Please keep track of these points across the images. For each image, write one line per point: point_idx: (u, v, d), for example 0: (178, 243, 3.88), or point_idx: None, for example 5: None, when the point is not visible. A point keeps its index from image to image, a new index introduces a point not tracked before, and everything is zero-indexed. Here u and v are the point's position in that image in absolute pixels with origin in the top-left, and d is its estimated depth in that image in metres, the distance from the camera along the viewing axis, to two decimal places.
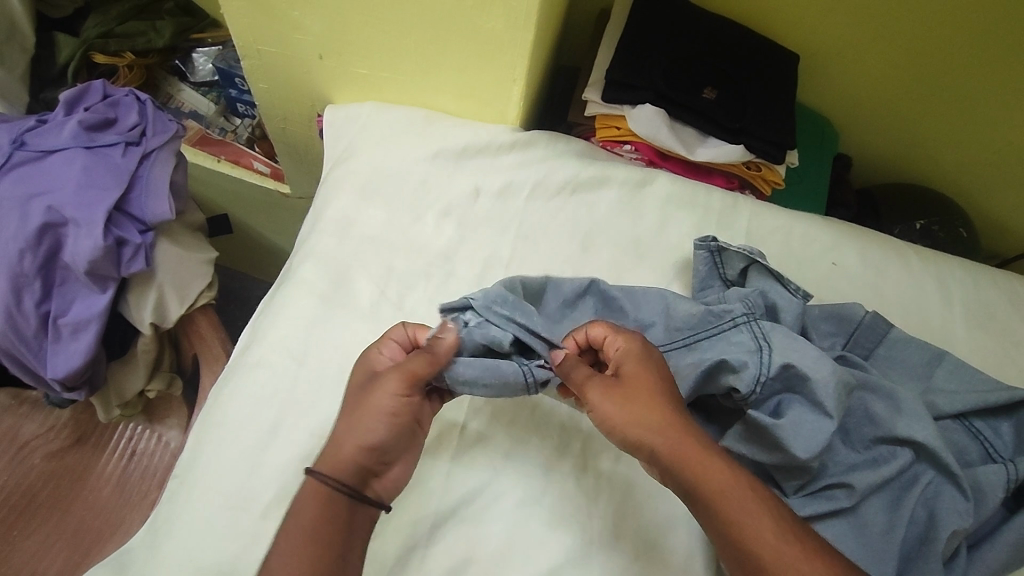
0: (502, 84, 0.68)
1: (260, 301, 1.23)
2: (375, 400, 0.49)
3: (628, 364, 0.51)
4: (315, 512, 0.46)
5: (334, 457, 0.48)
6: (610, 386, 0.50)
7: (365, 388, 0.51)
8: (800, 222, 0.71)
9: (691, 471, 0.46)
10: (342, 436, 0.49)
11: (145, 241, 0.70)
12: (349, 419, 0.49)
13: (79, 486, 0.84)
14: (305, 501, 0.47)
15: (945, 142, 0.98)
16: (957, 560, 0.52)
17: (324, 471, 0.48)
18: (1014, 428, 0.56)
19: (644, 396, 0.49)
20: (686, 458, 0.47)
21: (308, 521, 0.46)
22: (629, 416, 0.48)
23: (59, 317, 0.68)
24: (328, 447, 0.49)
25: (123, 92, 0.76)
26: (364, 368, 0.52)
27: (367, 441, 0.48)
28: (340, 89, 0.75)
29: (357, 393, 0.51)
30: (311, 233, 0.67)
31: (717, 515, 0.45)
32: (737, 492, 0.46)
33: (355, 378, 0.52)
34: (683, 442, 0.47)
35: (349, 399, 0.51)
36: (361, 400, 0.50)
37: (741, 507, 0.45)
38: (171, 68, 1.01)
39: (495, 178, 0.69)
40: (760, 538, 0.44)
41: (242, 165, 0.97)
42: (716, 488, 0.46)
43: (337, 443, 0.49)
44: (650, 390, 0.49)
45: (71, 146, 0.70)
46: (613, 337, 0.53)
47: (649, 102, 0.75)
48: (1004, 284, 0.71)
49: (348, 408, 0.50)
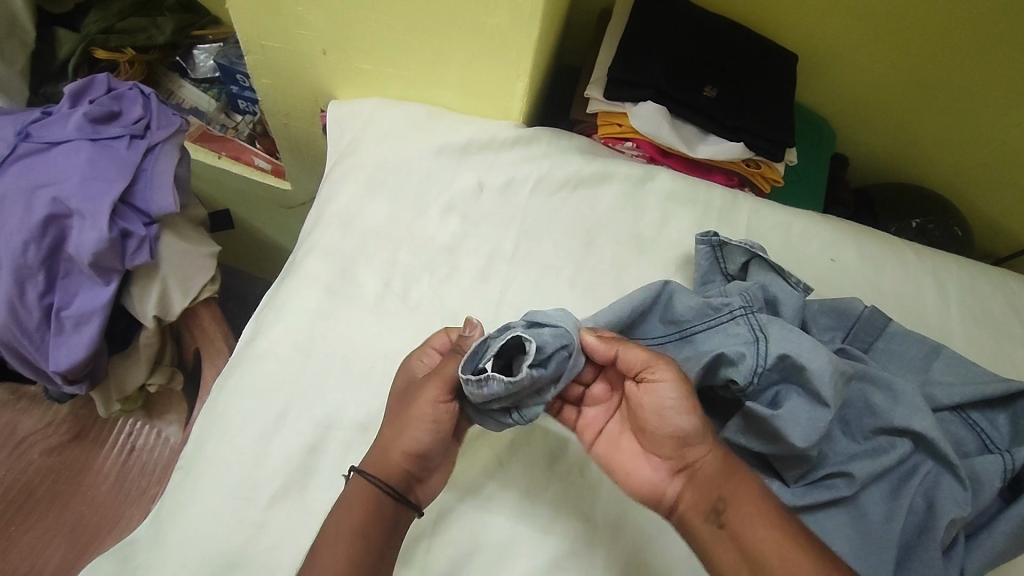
0: (506, 80, 0.68)
1: (259, 298, 1.23)
2: (416, 406, 0.51)
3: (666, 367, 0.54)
4: (354, 506, 0.49)
5: (377, 458, 0.51)
6: (672, 371, 0.51)
7: (405, 393, 0.53)
8: (799, 218, 0.72)
9: (718, 475, 0.49)
10: (382, 438, 0.51)
11: (150, 233, 0.70)
12: (392, 421, 0.52)
13: (78, 482, 0.84)
14: (348, 496, 0.50)
15: (939, 141, 0.99)
16: (955, 549, 0.53)
17: (367, 469, 0.50)
18: (1010, 420, 0.57)
19: (680, 397, 0.51)
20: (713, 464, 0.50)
21: (350, 517, 0.48)
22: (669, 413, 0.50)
23: (62, 310, 0.68)
24: (371, 450, 0.52)
25: (127, 86, 0.76)
26: (403, 374, 0.54)
27: (412, 442, 0.50)
28: (343, 85, 0.75)
29: (397, 398, 0.53)
30: (316, 227, 0.67)
31: (734, 520, 0.48)
32: (757, 502, 0.48)
33: (399, 382, 0.54)
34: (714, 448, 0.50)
35: (391, 404, 0.53)
36: (403, 405, 0.52)
37: (757, 515, 0.47)
38: (172, 64, 1.01)
39: (499, 174, 0.69)
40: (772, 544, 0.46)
41: (243, 162, 0.97)
42: (738, 495, 0.49)
43: (379, 446, 0.51)
44: (686, 395, 0.52)
45: (75, 138, 0.70)
46: (632, 343, 0.55)
47: (651, 100, 0.75)
48: (998, 281, 0.72)
49: (391, 413, 0.53)
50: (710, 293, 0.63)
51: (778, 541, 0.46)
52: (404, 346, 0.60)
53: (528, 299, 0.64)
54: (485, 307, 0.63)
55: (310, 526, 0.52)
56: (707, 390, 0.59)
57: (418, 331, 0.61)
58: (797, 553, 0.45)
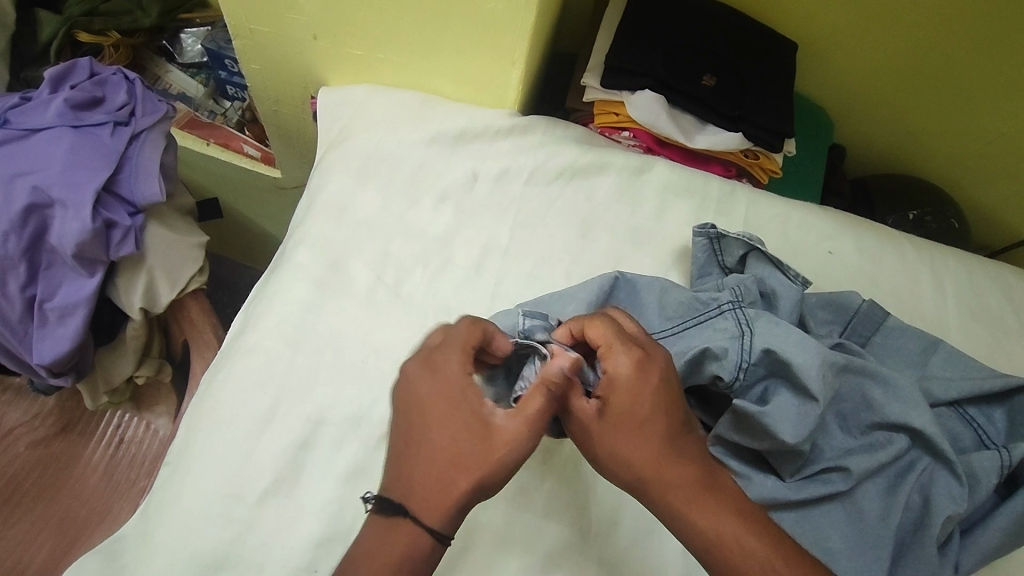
0: (502, 67, 0.67)
1: (249, 288, 1.21)
2: (498, 453, 0.45)
3: (615, 396, 0.47)
4: (398, 559, 0.43)
5: (433, 504, 0.44)
6: (592, 425, 0.47)
7: (472, 427, 0.45)
8: (797, 211, 0.71)
9: (682, 508, 0.45)
10: (447, 482, 0.44)
11: (135, 224, 0.68)
12: (450, 460, 0.45)
13: (66, 475, 0.83)
14: (386, 546, 0.43)
15: (938, 132, 0.98)
16: (950, 545, 0.53)
17: (422, 518, 0.43)
18: (1007, 416, 0.57)
19: (633, 435, 0.46)
20: (676, 496, 0.45)
21: (393, 569, 0.43)
22: (618, 461, 0.46)
23: (45, 302, 0.67)
24: (418, 490, 0.44)
25: (111, 71, 0.74)
26: (449, 390, 0.47)
27: (482, 487, 0.44)
28: (334, 71, 0.73)
29: (450, 432, 0.45)
30: (306, 217, 0.66)
31: (716, 561, 0.44)
32: (738, 532, 0.44)
33: (442, 406, 0.46)
34: (676, 484, 0.45)
35: (442, 436, 0.45)
36: (472, 445, 0.45)
37: (743, 555, 0.44)
38: (158, 49, 0.99)
39: (493, 163, 0.68)
40: None
41: (231, 149, 0.95)
42: (718, 535, 0.44)
43: (438, 490, 0.44)
44: (638, 437, 0.46)
45: (57, 125, 0.68)
46: (608, 349, 0.48)
47: (649, 88, 0.74)
48: (994, 273, 0.72)
49: (445, 450, 0.45)
50: (706, 287, 0.62)
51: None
52: (396, 340, 0.59)
53: (522, 292, 0.63)
54: (479, 300, 0.62)
55: (301, 523, 0.52)
56: (700, 385, 0.58)
57: (410, 326, 0.60)
58: None
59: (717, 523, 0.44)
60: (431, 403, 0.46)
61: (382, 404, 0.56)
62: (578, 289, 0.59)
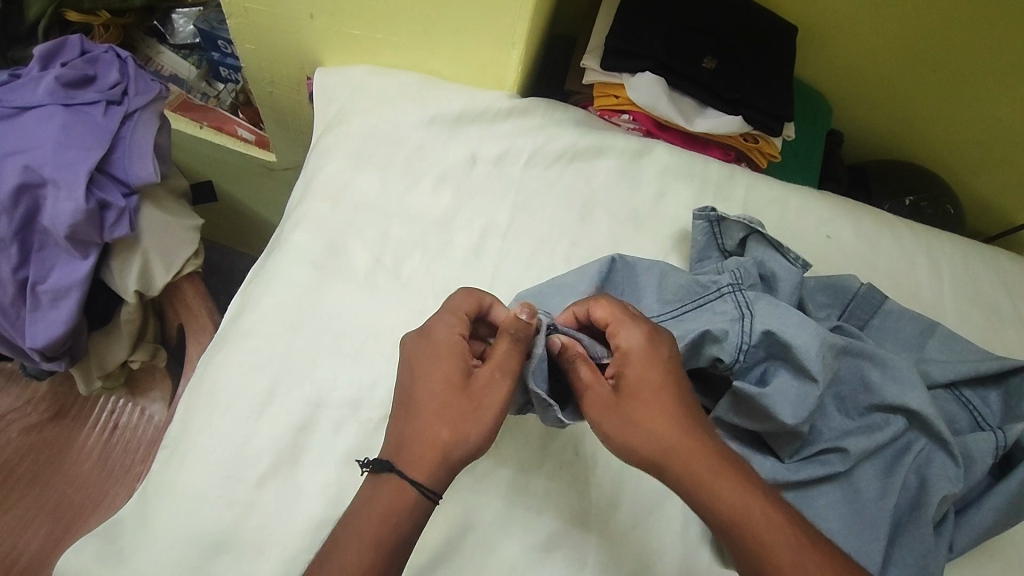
0: (501, 48, 0.66)
1: (243, 274, 1.20)
2: (474, 402, 0.47)
3: (629, 370, 0.49)
4: (388, 513, 0.44)
5: (424, 461, 0.45)
6: (610, 403, 0.48)
7: (455, 381, 0.48)
8: (796, 195, 0.71)
9: (706, 485, 0.45)
10: (434, 435, 0.46)
11: (130, 205, 0.67)
12: (437, 413, 0.47)
13: (60, 461, 0.82)
14: (376, 501, 0.44)
15: (934, 118, 0.98)
16: (945, 525, 0.54)
17: (407, 471, 0.45)
18: (1002, 398, 0.58)
19: (651, 408, 0.47)
20: (701, 472, 0.45)
21: (378, 521, 0.44)
22: (639, 439, 0.46)
23: (38, 284, 0.66)
24: (407, 443, 0.46)
25: (102, 49, 0.72)
26: (440, 351, 0.49)
27: (465, 441, 0.46)
28: (331, 51, 0.72)
29: (438, 388, 0.47)
30: (303, 199, 0.65)
31: (741, 540, 0.44)
32: (759, 509, 0.44)
33: (431, 362, 0.49)
34: (700, 457, 0.45)
35: (428, 392, 0.48)
36: (455, 398, 0.47)
37: (766, 529, 0.44)
38: (149, 29, 0.97)
39: (492, 146, 0.67)
40: (780, 564, 0.43)
41: (225, 132, 0.94)
42: (740, 512, 0.44)
43: (426, 442, 0.46)
44: (658, 410, 0.47)
45: (48, 103, 0.67)
46: (617, 326, 0.50)
47: (649, 71, 0.74)
48: (990, 258, 0.72)
49: (431, 404, 0.47)
50: (706, 270, 0.62)
51: (790, 553, 0.43)
52: (395, 323, 0.59)
53: (521, 274, 0.63)
54: (479, 283, 0.62)
55: (301, 505, 0.51)
56: (699, 368, 0.58)
57: (410, 308, 0.60)
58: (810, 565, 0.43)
59: (742, 500, 0.44)
60: (421, 361, 0.49)
61: (382, 386, 0.56)
62: (580, 272, 0.59)
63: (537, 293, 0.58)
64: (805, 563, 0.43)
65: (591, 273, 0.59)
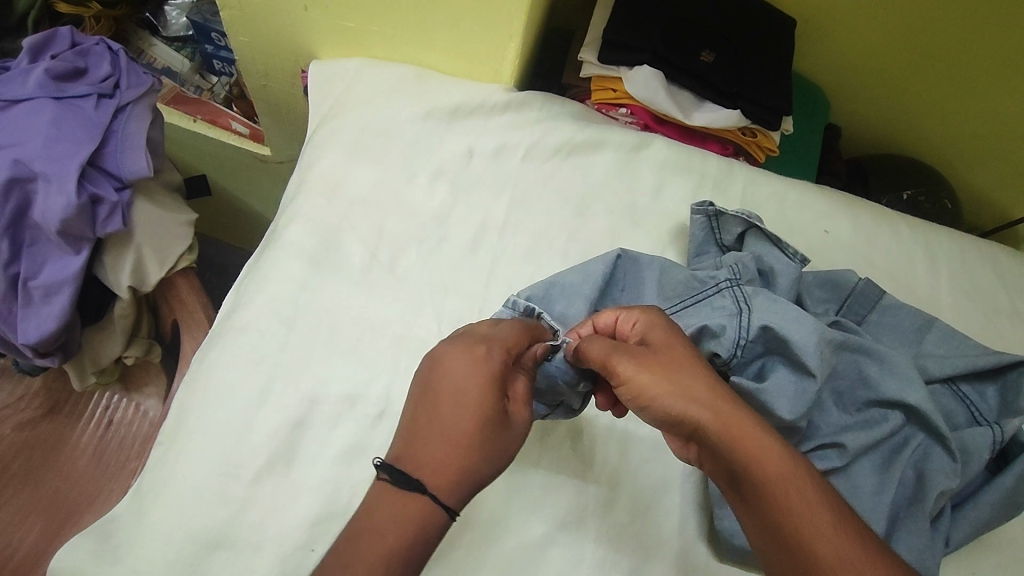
0: (498, 41, 0.65)
1: (238, 268, 1.20)
2: (507, 433, 0.47)
3: (654, 338, 0.50)
4: (407, 527, 0.42)
5: (451, 482, 0.44)
6: (641, 357, 0.48)
7: (493, 412, 0.46)
8: (794, 189, 0.71)
9: (743, 444, 0.44)
10: (466, 461, 0.45)
11: (122, 199, 0.67)
12: (470, 439, 0.45)
13: (54, 458, 0.82)
14: (392, 510, 0.42)
15: (932, 112, 0.98)
16: (942, 520, 0.54)
17: (433, 490, 0.43)
18: (999, 392, 0.57)
19: (687, 364, 0.48)
20: (732, 428, 0.45)
21: (399, 533, 0.41)
22: (670, 387, 0.47)
23: (30, 280, 0.65)
24: (432, 461, 0.44)
25: (93, 41, 0.71)
26: (474, 377, 0.47)
27: (490, 473, 0.46)
28: (325, 44, 0.71)
29: (476, 416, 0.46)
30: (299, 194, 0.64)
31: (776, 497, 0.43)
32: (796, 477, 0.43)
33: (467, 390, 0.47)
34: (731, 411, 0.46)
35: (461, 415, 0.46)
36: (490, 427, 0.46)
37: (800, 496, 0.43)
38: (141, 21, 0.96)
39: (489, 140, 0.67)
40: (818, 521, 0.42)
41: (219, 126, 0.93)
42: (773, 472, 0.43)
43: (456, 466, 0.44)
44: (687, 365, 0.48)
45: (38, 96, 0.66)
46: (628, 316, 0.52)
47: (647, 64, 0.73)
48: (987, 253, 0.72)
49: (468, 432, 0.45)
50: (704, 265, 0.62)
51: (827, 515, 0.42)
52: (392, 319, 0.58)
53: (518, 269, 0.62)
54: (476, 278, 0.61)
55: (297, 502, 0.51)
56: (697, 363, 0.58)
57: (406, 303, 0.59)
58: (848, 530, 0.42)
59: (776, 456, 0.44)
60: (456, 384, 0.47)
61: (378, 383, 0.56)
62: (578, 268, 0.59)
63: (535, 289, 0.58)
64: (843, 525, 0.42)
65: (588, 270, 0.58)
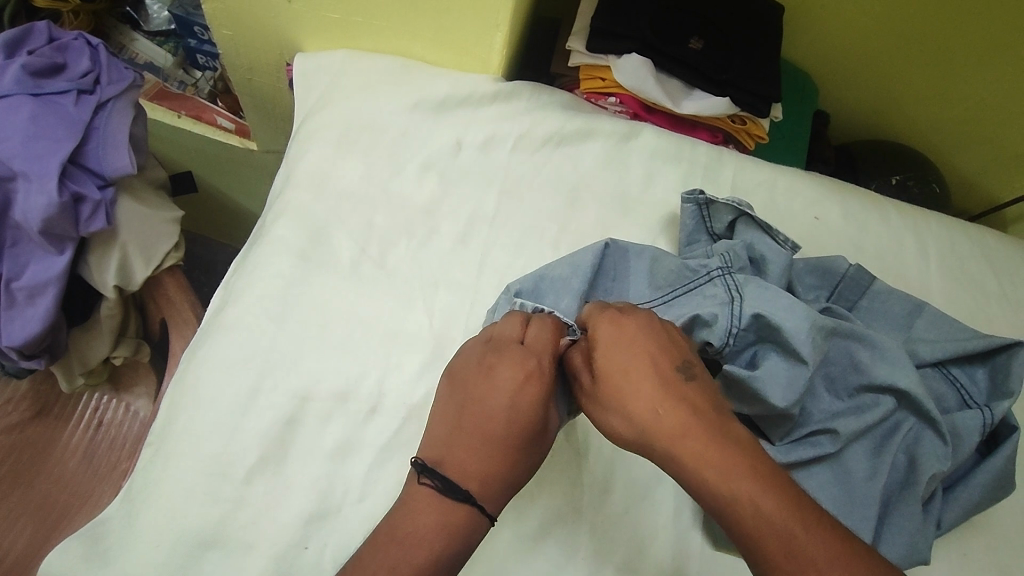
0: (486, 31, 0.65)
1: (227, 265, 1.19)
2: (548, 443, 0.50)
3: (603, 351, 0.48)
4: (449, 531, 0.43)
5: (505, 492, 0.46)
6: (591, 385, 0.48)
7: (542, 420, 0.48)
8: (784, 176, 0.71)
9: (677, 469, 0.43)
10: (521, 472, 0.47)
11: (106, 198, 0.65)
12: (524, 452, 0.47)
13: (43, 460, 0.81)
14: (434, 508, 0.44)
15: (919, 98, 0.98)
16: (933, 502, 0.54)
17: (479, 494, 0.45)
18: (989, 375, 0.58)
19: (626, 386, 0.46)
20: (670, 450, 0.43)
21: (439, 530, 0.43)
22: (616, 417, 0.46)
23: (13, 281, 0.64)
24: (495, 476, 0.46)
25: (71, 36, 0.70)
26: (525, 382, 0.48)
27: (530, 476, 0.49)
28: (310, 36, 0.70)
29: (531, 428, 0.47)
30: (286, 189, 0.63)
31: (720, 516, 0.41)
32: (739, 491, 0.40)
33: (523, 400, 0.48)
34: (670, 430, 0.43)
35: (524, 429, 0.47)
36: (539, 435, 0.48)
37: (740, 512, 0.40)
38: (121, 15, 0.94)
39: (478, 131, 0.66)
40: (768, 543, 0.39)
41: (204, 121, 0.91)
42: (714, 491, 0.41)
43: (513, 478, 0.46)
44: (631, 383, 0.46)
45: (16, 93, 0.64)
46: (593, 320, 0.50)
47: (635, 52, 0.72)
48: (976, 237, 0.72)
49: (523, 442, 0.47)
50: (695, 254, 0.61)
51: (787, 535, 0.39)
52: (383, 313, 0.58)
53: (509, 261, 0.62)
54: (466, 271, 0.61)
55: (290, 500, 0.51)
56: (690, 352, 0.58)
57: (397, 297, 0.59)
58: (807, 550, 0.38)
59: (715, 471, 0.41)
60: (511, 398, 0.48)
61: (369, 377, 0.55)
62: (571, 260, 0.59)
63: (527, 282, 0.58)
64: (797, 543, 0.38)
65: (578, 261, 0.58)
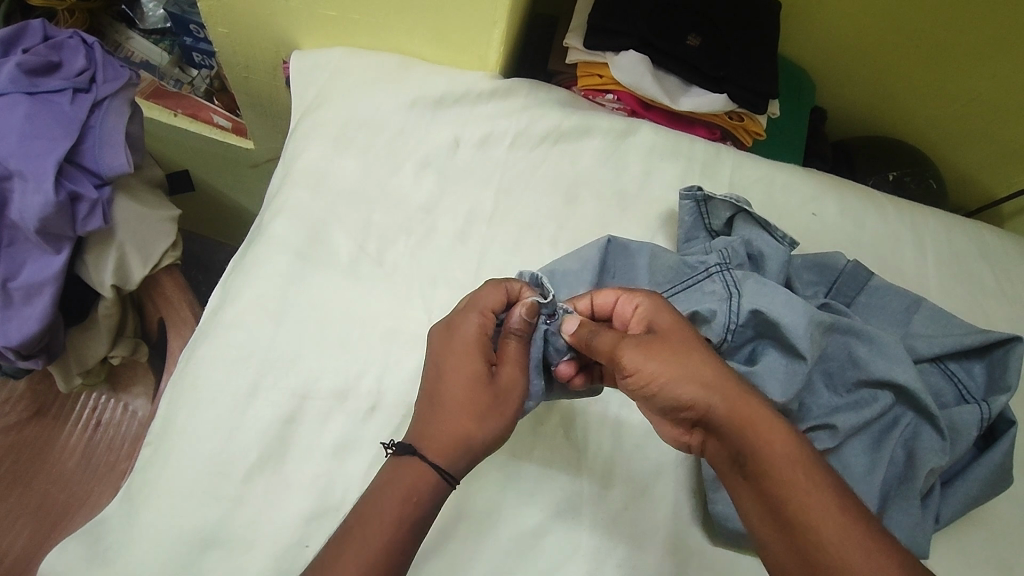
0: (483, 28, 0.64)
1: (225, 264, 1.19)
2: (503, 402, 0.49)
3: (660, 319, 0.50)
4: (402, 493, 0.45)
5: (447, 448, 0.46)
6: (644, 342, 0.48)
7: (482, 377, 0.49)
8: (782, 172, 0.71)
9: (751, 431, 0.44)
10: (462, 428, 0.47)
11: (102, 196, 0.65)
12: (461, 409, 0.47)
13: (41, 460, 0.81)
14: (395, 484, 0.45)
15: (916, 94, 0.98)
16: (932, 497, 0.54)
17: (431, 457, 0.46)
18: (986, 370, 0.58)
19: (688, 348, 0.48)
20: (741, 415, 0.45)
21: (400, 505, 0.44)
22: (681, 375, 0.46)
23: (9, 281, 0.64)
24: (434, 431, 0.47)
25: (66, 34, 0.69)
26: (468, 344, 0.49)
27: (487, 435, 0.48)
28: (306, 34, 0.70)
29: (466, 385, 0.48)
30: (283, 187, 0.63)
31: (779, 480, 0.43)
32: (801, 461, 0.43)
33: (456, 359, 0.49)
34: (740, 398, 0.46)
35: (457, 386, 0.48)
36: (481, 392, 0.48)
37: (804, 477, 0.43)
38: (117, 14, 0.94)
39: (476, 128, 0.66)
40: (827, 509, 0.41)
41: (201, 119, 0.90)
42: (783, 457, 0.43)
43: (453, 434, 0.47)
44: (696, 349, 0.48)
45: (11, 92, 0.64)
46: (631, 296, 0.52)
47: (632, 49, 0.72)
48: (972, 232, 0.72)
49: (460, 399, 0.48)
50: (693, 250, 0.62)
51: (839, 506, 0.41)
52: (382, 311, 0.58)
53: (507, 259, 0.62)
54: (465, 268, 0.61)
55: (290, 498, 0.51)
56: None
57: (396, 295, 0.59)
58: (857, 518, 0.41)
59: (784, 441, 0.44)
60: (445, 360, 0.49)
61: (369, 375, 0.55)
62: (570, 257, 0.59)
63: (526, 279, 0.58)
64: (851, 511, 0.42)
65: (584, 256, 0.58)
